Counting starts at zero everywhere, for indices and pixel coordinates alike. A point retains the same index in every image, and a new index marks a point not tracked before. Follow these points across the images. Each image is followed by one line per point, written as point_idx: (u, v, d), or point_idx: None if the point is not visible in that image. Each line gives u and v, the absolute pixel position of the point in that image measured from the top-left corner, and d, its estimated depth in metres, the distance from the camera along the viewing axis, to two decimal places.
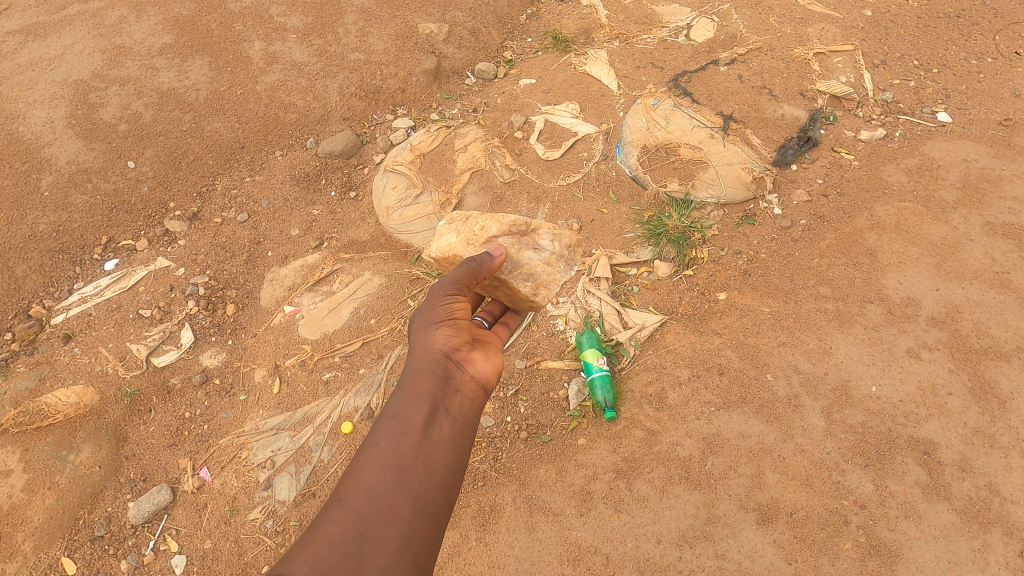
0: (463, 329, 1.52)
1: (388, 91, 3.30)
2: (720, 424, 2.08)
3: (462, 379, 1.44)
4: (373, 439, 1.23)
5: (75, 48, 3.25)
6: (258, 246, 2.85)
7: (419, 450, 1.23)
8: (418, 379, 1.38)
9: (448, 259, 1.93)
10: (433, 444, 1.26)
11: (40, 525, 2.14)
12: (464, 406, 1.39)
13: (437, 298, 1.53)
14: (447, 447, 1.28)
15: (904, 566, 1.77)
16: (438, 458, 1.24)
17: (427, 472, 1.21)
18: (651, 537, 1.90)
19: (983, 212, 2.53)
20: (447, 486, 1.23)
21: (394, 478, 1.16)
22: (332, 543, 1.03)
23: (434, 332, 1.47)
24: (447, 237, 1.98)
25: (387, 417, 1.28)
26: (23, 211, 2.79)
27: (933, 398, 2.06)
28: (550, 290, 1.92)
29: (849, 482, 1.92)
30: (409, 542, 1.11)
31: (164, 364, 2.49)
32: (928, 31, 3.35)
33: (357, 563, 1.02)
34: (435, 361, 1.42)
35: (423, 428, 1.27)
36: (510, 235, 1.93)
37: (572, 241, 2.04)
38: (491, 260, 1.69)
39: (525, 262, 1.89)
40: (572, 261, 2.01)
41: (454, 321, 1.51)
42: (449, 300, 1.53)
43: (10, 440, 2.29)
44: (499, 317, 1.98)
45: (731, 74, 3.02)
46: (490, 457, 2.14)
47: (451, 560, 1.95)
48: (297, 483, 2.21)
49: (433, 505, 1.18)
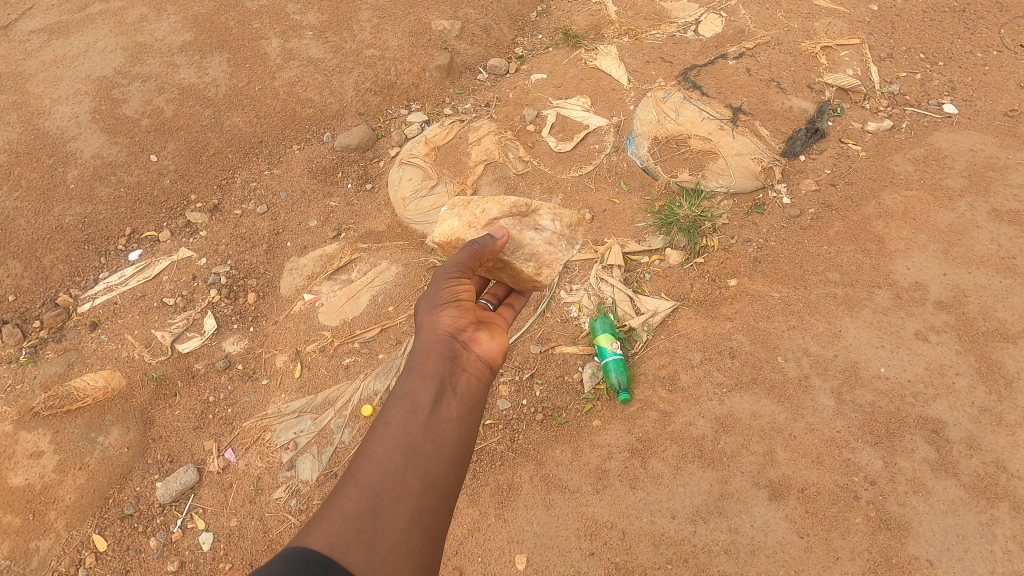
0: (468, 310, 1.56)
1: (403, 86, 3.37)
2: (732, 404, 2.13)
3: (469, 359, 1.48)
4: (384, 418, 1.27)
5: (97, 46, 3.34)
6: (277, 236, 2.91)
7: (428, 428, 1.27)
8: (426, 360, 1.42)
9: (451, 243, 2.01)
10: (441, 422, 1.30)
11: (73, 503, 2.21)
12: (472, 384, 1.43)
13: (441, 282, 1.58)
14: (455, 425, 1.32)
15: (914, 538, 1.82)
16: (446, 435, 1.29)
17: (436, 449, 1.25)
18: (665, 513, 1.96)
19: (989, 200, 2.58)
20: (456, 462, 1.28)
21: (404, 455, 1.21)
22: (346, 518, 1.08)
23: (440, 314, 1.52)
24: (450, 222, 2.07)
25: (397, 397, 1.32)
26: (50, 203, 2.86)
27: (940, 378, 2.11)
28: (552, 269, 1.99)
29: (859, 459, 1.97)
30: (421, 516, 1.15)
31: (188, 350, 2.56)
32: (934, 25, 3.40)
33: (369, 537, 1.07)
34: (442, 342, 1.47)
35: (432, 406, 1.31)
36: (510, 217, 2.05)
37: (572, 220, 2.15)
38: (492, 242, 1.75)
39: (526, 243, 1.98)
40: (573, 240, 2.12)
41: (459, 303, 1.55)
42: (453, 283, 1.58)
43: (40, 423, 2.35)
44: (503, 299, 1.97)
45: (739, 68, 3.11)
46: (507, 439, 2.19)
47: (471, 536, 2.01)
48: (320, 464, 2.27)
49: (443, 480, 1.23)
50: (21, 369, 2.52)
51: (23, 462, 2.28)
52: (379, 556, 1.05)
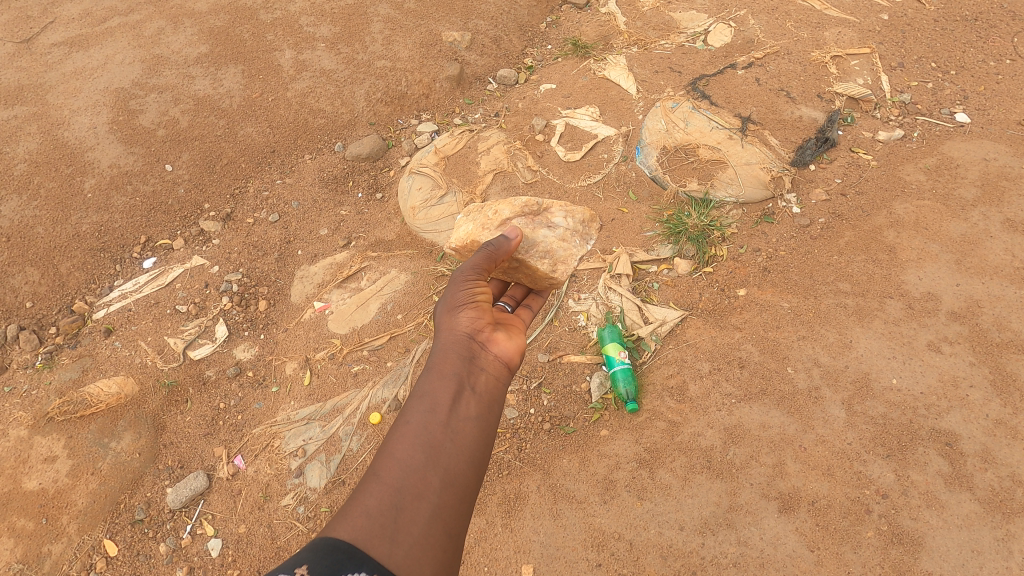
0: (484, 312, 1.57)
1: (413, 97, 3.41)
2: (741, 415, 2.12)
3: (487, 359, 1.48)
4: (404, 418, 1.29)
5: (116, 58, 3.41)
6: (289, 245, 2.94)
7: (447, 426, 1.28)
8: (445, 360, 1.43)
9: (467, 246, 2.06)
10: (460, 420, 1.31)
11: (85, 508, 2.24)
12: (489, 384, 1.43)
13: (458, 284, 1.60)
14: (474, 424, 1.32)
15: (927, 554, 1.80)
16: (465, 434, 1.29)
17: (456, 447, 1.26)
18: (674, 525, 1.95)
19: (1003, 209, 2.56)
20: (476, 461, 1.28)
21: (424, 453, 1.22)
22: (369, 514, 1.09)
23: (457, 316, 1.53)
24: (465, 227, 2.12)
25: (416, 397, 1.33)
26: (69, 211, 2.92)
27: (954, 390, 2.08)
28: (568, 265, 2.01)
29: (871, 471, 1.95)
30: (442, 513, 1.15)
31: (199, 357, 2.59)
32: (945, 34, 3.38)
33: (392, 532, 1.07)
34: (460, 343, 1.47)
35: (451, 405, 1.32)
36: (523, 216, 2.09)
37: (585, 217, 2.17)
38: (507, 242, 1.76)
39: (540, 241, 2.01)
40: (587, 235, 2.15)
41: (476, 304, 1.56)
42: (469, 286, 1.60)
43: (55, 428, 2.39)
44: (522, 300, 1.96)
45: (748, 78, 3.11)
46: (514, 448, 2.18)
47: (477, 545, 2.00)
48: (328, 471, 2.28)
49: (462, 478, 1.23)
50: (37, 374, 2.57)
51: (37, 467, 2.31)
52: (402, 551, 1.06)
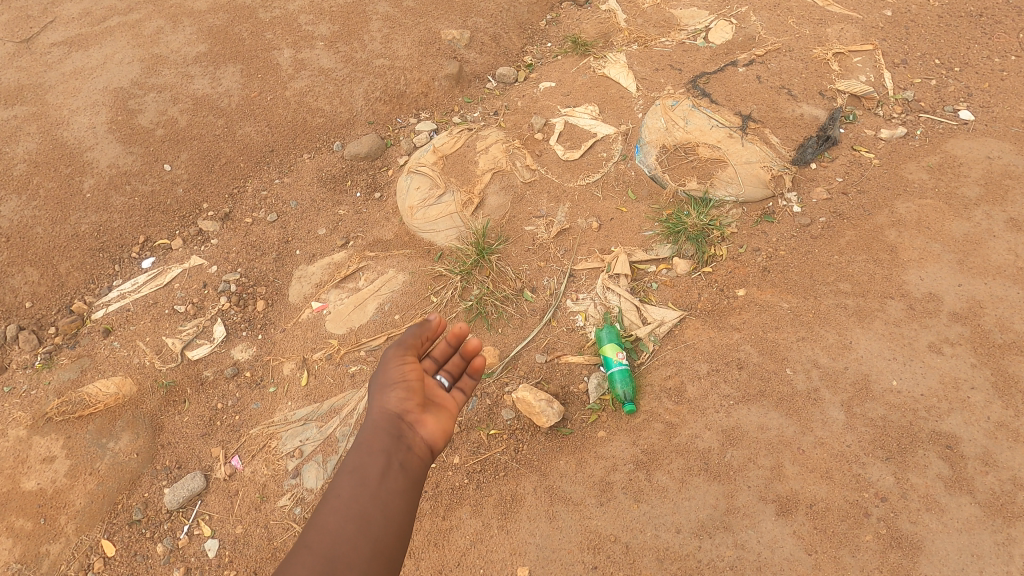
0: (417, 389, 1.52)
1: (412, 96, 3.40)
2: (739, 417, 2.10)
3: (417, 437, 1.46)
4: (333, 491, 1.31)
5: (115, 58, 3.41)
6: (287, 245, 2.94)
7: (374, 502, 1.29)
8: (373, 437, 1.42)
9: None
10: (388, 499, 1.31)
11: (82, 508, 2.24)
12: (419, 464, 1.42)
13: (391, 361, 1.55)
14: (402, 501, 1.33)
15: (926, 558, 1.78)
16: (393, 509, 1.31)
17: (385, 523, 1.28)
18: (670, 527, 1.94)
19: (1007, 209, 2.53)
20: (403, 536, 1.30)
21: (354, 526, 1.24)
22: None
23: (388, 393, 1.50)
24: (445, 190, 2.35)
25: (346, 471, 1.35)
26: (67, 212, 2.92)
27: (955, 392, 2.06)
28: None
29: (871, 474, 1.93)
30: None
31: (197, 357, 2.59)
32: (950, 30, 3.34)
33: None
34: (389, 421, 1.45)
35: (380, 482, 1.33)
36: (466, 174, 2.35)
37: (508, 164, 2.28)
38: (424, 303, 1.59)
39: None
40: None
41: (408, 381, 1.52)
42: (403, 361, 1.56)
43: (53, 428, 2.39)
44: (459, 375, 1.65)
45: (750, 75, 3.08)
46: (511, 449, 2.18)
47: (473, 547, 2.00)
48: (326, 472, 2.28)
49: (390, 552, 1.25)
50: (36, 374, 2.57)
51: (36, 467, 2.32)
52: None
